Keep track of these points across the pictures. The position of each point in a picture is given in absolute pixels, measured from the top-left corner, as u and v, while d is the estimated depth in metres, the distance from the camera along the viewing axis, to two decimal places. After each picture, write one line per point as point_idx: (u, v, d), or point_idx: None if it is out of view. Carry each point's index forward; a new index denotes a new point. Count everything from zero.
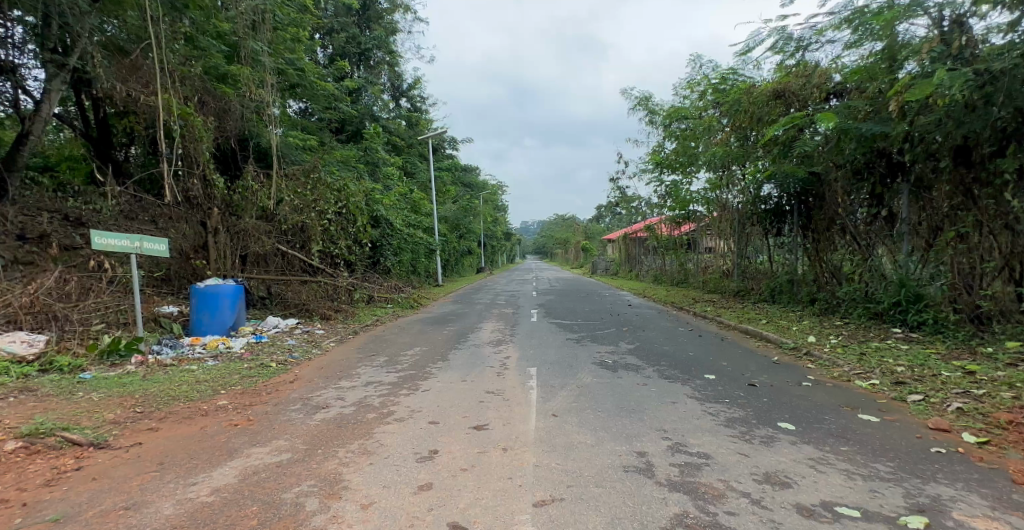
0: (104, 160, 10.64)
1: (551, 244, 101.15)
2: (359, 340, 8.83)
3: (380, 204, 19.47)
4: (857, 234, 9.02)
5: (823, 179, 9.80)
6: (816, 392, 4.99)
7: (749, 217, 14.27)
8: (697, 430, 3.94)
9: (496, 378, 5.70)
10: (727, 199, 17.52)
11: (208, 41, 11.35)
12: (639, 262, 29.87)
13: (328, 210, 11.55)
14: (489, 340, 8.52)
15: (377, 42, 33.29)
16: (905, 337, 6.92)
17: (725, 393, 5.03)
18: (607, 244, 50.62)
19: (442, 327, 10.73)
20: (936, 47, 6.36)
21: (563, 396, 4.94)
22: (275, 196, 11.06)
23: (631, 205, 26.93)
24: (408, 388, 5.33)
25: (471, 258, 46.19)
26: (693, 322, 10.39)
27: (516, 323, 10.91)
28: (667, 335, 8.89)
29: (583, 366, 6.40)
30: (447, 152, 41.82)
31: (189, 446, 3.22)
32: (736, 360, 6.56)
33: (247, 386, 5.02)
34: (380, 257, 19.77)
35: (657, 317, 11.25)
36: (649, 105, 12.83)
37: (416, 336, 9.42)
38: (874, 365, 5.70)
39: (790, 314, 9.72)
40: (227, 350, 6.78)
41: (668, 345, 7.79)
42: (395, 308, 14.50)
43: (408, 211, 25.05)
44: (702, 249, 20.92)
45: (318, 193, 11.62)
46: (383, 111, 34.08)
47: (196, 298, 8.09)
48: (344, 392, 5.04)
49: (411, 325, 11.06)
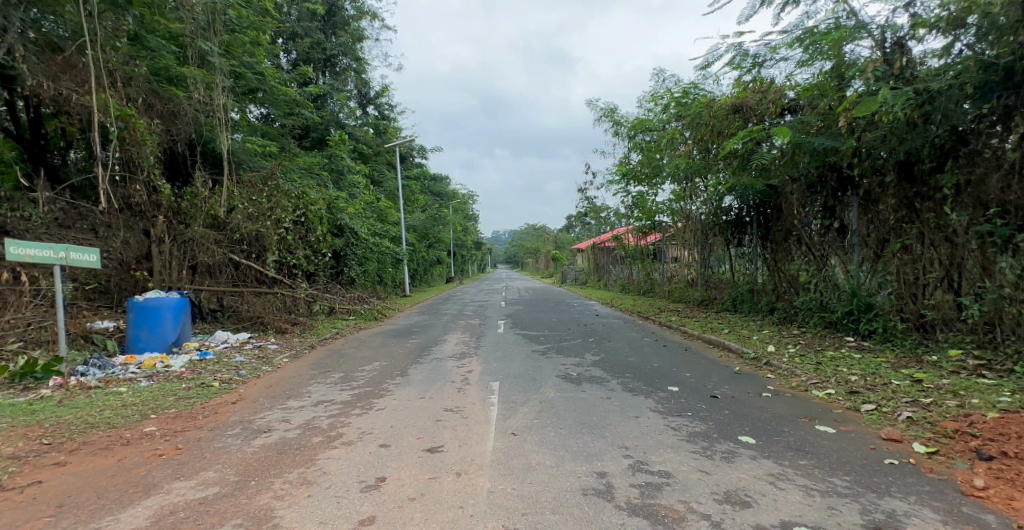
0: (36, 163, 9.95)
1: (521, 254, 101.46)
2: (315, 354, 8.46)
3: (344, 212, 19.01)
4: (812, 244, 9.24)
5: (780, 191, 10.04)
6: (775, 402, 4.96)
7: (711, 228, 14.54)
8: (659, 446, 3.82)
9: (455, 394, 5.48)
10: (690, 210, 17.87)
11: (157, 42, 10.81)
12: (607, 271, 30.13)
13: (284, 219, 11.12)
14: (452, 353, 8.29)
15: (343, 48, 32.82)
16: (857, 345, 7.06)
17: (687, 405, 4.91)
18: (576, 253, 51.06)
19: (404, 339, 10.42)
20: (880, 67, 6.61)
21: (524, 413, 4.76)
22: (228, 203, 10.58)
23: (598, 215, 27.21)
24: (361, 407, 5.04)
25: (440, 267, 45.76)
26: (658, 332, 10.44)
27: (481, 335, 10.72)
28: (631, 345, 8.88)
29: (547, 379, 6.25)
30: (415, 161, 41.42)
31: (98, 484, 2.90)
32: (699, 371, 6.54)
33: (182, 408, 4.81)
34: (344, 267, 19.26)
35: (623, 327, 11.28)
36: (615, 118, 12.91)
37: (376, 349, 9.10)
38: (830, 374, 5.75)
39: (750, 323, 9.86)
40: (165, 372, 6.37)
41: (633, 356, 7.73)
42: (357, 319, 14.07)
43: (374, 220, 24.57)
44: (668, 259, 21.26)
45: (274, 201, 11.19)
46: (349, 119, 33.55)
47: (133, 312, 7.69)
48: (291, 413, 4.79)
49: (372, 338, 10.70)
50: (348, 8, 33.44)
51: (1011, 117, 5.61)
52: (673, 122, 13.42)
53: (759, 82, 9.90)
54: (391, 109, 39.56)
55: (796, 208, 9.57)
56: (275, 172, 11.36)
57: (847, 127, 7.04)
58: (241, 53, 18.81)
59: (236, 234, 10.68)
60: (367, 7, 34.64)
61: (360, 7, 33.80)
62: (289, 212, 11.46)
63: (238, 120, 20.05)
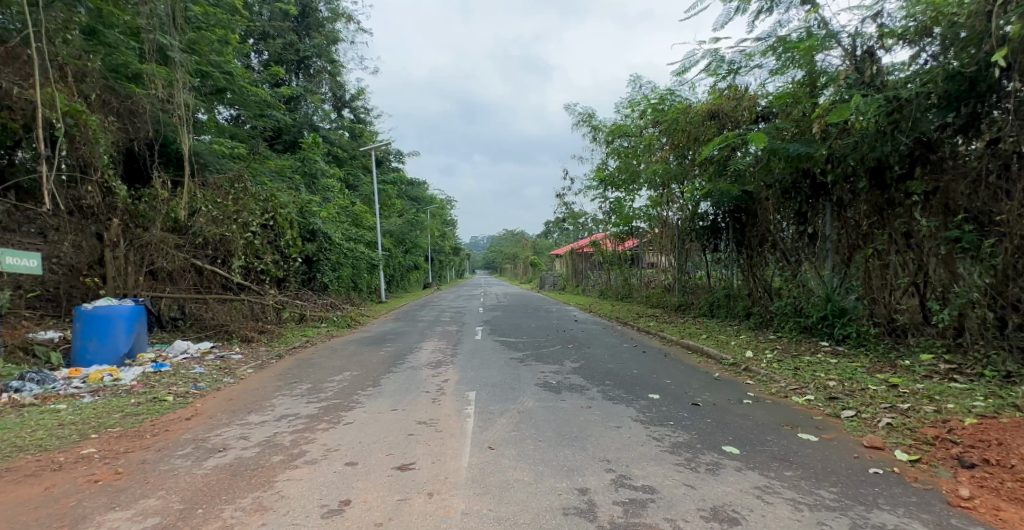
0: None
1: (500, 259, 101.32)
2: (283, 364, 8.06)
3: (316, 217, 18.52)
4: (787, 250, 9.32)
5: (755, 197, 10.13)
6: (756, 409, 4.86)
7: (686, 233, 14.64)
8: (641, 459, 3.65)
9: (430, 406, 5.23)
10: (667, 215, 17.98)
11: (114, 36, 10.32)
12: (585, 277, 30.17)
13: (252, 223, 10.69)
14: (427, 361, 8.02)
15: (317, 50, 32.26)
16: (832, 350, 7.05)
17: (669, 414, 4.78)
18: (555, 259, 51.14)
19: (377, 347, 10.07)
20: (851, 75, 6.67)
21: (502, 425, 4.55)
22: (191, 205, 10.11)
23: (576, 221, 27.26)
24: (328, 421, 4.75)
25: (418, 273, 45.22)
26: (636, 338, 10.37)
27: (458, 342, 10.46)
28: (611, 352, 8.78)
29: (525, 388, 6.06)
30: (392, 165, 40.92)
31: (14, 518, 2.62)
32: (679, 377, 6.45)
33: (128, 426, 4.65)
34: (317, 273, 18.75)
35: (601, 332, 11.20)
36: (592, 123, 12.88)
37: (347, 358, 8.75)
38: (809, 379, 5.61)
39: (727, 328, 9.87)
40: (112, 387, 6.02)
41: (613, 363, 7.60)
42: (330, 327, 13.62)
43: (348, 225, 24.09)
44: (646, 264, 21.36)
45: (241, 204, 10.79)
46: (324, 122, 32.98)
47: (81, 322, 7.26)
48: (251, 429, 4.52)
49: (344, 347, 10.28)
50: (322, 10, 32.95)
51: (973, 125, 5.68)
52: (649, 128, 13.47)
53: (734, 90, 9.98)
54: (367, 113, 39.05)
55: (771, 213, 9.64)
56: (242, 174, 10.94)
57: (820, 134, 7.09)
58: (208, 52, 18.26)
59: (198, 238, 10.22)
60: (342, 9, 34.20)
61: (335, 9, 33.35)
62: (257, 216, 11.03)
63: (205, 121, 19.43)
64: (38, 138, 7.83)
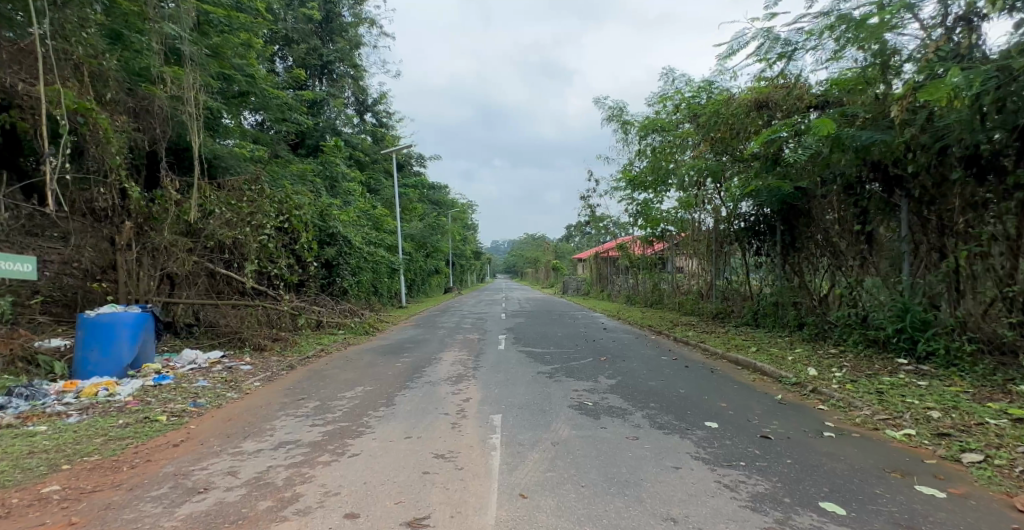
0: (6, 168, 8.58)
1: (522, 264, 100.59)
2: (293, 376, 7.46)
3: (336, 220, 18.16)
4: (850, 253, 8.34)
5: (809, 194, 9.16)
6: (844, 446, 3.99)
7: (724, 235, 13.65)
8: (718, 519, 2.85)
9: (450, 433, 4.52)
10: (700, 217, 17.03)
11: (129, 34, 10.00)
12: (610, 282, 29.26)
13: (269, 224, 10.20)
14: (447, 375, 7.32)
15: (340, 54, 32.26)
16: (915, 370, 6.07)
17: (737, 451, 3.96)
18: (578, 264, 50.28)
19: (395, 357, 9.45)
20: (942, 48, 5.70)
21: (534, 462, 3.80)
22: (206, 207, 9.66)
23: (601, 224, 26.43)
24: (330, 453, 4.06)
25: (439, 278, 44.91)
26: (676, 349, 9.49)
27: (480, 352, 9.76)
28: (649, 366, 7.94)
29: (559, 411, 5.29)
30: (414, 169, 40.74)
31: None
32: (735, 400, 5.59)
33: (108, 454, 4.07)
34: (337, 278, 18.37)
35: (635, 342, 10.37)
36: (625, 118, 12.07)
37: (363, 370, 8.12)
38: (900, 407, 4.71)
39: (779, 341, 8.90)
40: (105, 403, 5.46)
41: (654, 381, 6.76)
42: (348, 333, 13.11)
43: (368, 228, 23.76)
44: (675, 268, 20.37)
45: (256, 205, 10.28)
46: (346, 126, 33.00)
47: (83, 330, 6.73)
48: (242, 462, 3.88)
49: (361, 356, 9.72)
50: (345, 15, 33.03)
51: None
52: (685, 124, 12.59)
53: (783, 78, 9.12)
54: (389, 117, 39.00)
55: (831, 211, 8.66)
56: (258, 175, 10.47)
57: (901, 119, 6.15)
58: (231, 55, 18.18)
59: (211, 241, 9.75)
60: (365, 14, 34.26)
61: (357, 13, 33.42)
62: (274, 217, 10.50)
63: (228, 125, 19.34)
64: (42, 136, 7.42)
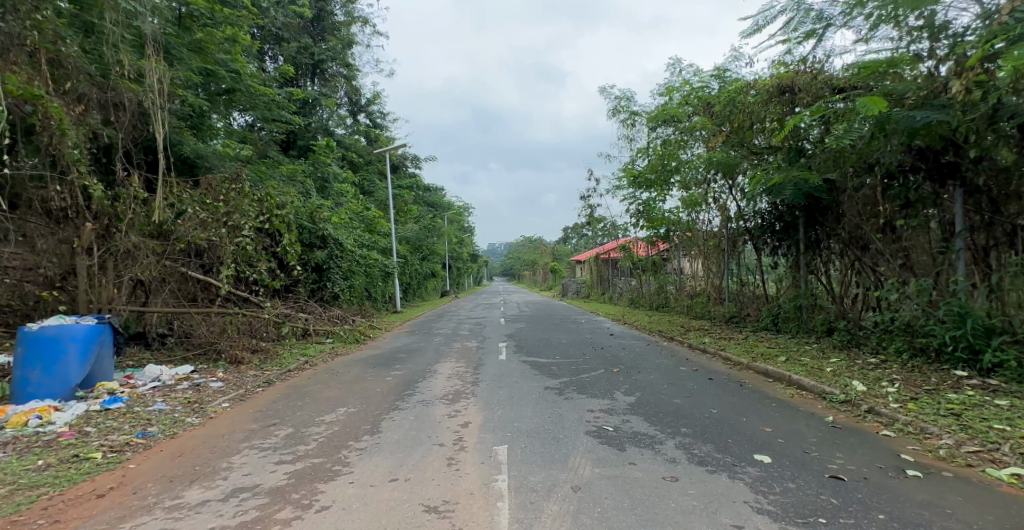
0: None
1: (519, 266, 99.85)
2: (267, 394, 6.59)
3: (327, 222, 17.38)
4: (891, 251, 7.54)
5: (839, 187, 8.35)
6: (942, 492, 3.18)
7: (737, 234, 12.87)
8: None
9: (446, 475, 3.64)
10: (707, 216, 16.31)
11: None
12: (612, 284, 28.50)
13: (248, 224, 9.27)
14: (443, 393, 6.46)
15: (332, 53, 31.45)
16: (983, 386, 5.28)
17: (809, 500, 3.14)
18: (576, 266, 49.67)
19: (386, 370, 8.59)
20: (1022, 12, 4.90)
21: (553, 519, 2.96)
22: (176, 206, 8.69)
23: (602, 225, 25.67)
24: (295, 506, 3.19)
25: (435, 281, 44.08)
26: (694, 358, 8.66)
27: (480, 363, 8.91)
28: (669, 379, 7.11)
29: (576, 441, 4.44)
30: (409, 171, 39.96)
31: None
32: (780, 424, 4.76)
33: (10, 510, 3.12)
34: (328, 282, 17.58)
35: (648, 351, 9.56)
36: (631, 109, 11.29)
37: (349, 386, 7.25)
38: (991, 436, 3.92)
39: (809, 349, 8.11)
40: (32, 436, 4.49)
41: (680, 399, 5.92)
42: (337, 342, 12.27)
43: (361, 231, 22.94)
44: (680, 269, 19.64)
45: (233, 204, 9.34)
46: (339, 127, 32.27)
47: (24, 346, 5.74)
48: (178, 523, 2.99)
49: (349, 368, 8.88)
50: (338, 13, 32.30)
51: None
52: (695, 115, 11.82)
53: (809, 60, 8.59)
54: (383, 118, 38.23)
55: (869, 205, 7.85)
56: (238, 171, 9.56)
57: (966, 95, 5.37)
58: (216, 49, 17.34)
59: (182, 244, 8.84)
60: (358, 12, 33.54)
61: (350, 12, 32.70)
62: (253, 218, 9.54)
63: (214, 124, 18.51)
64: None
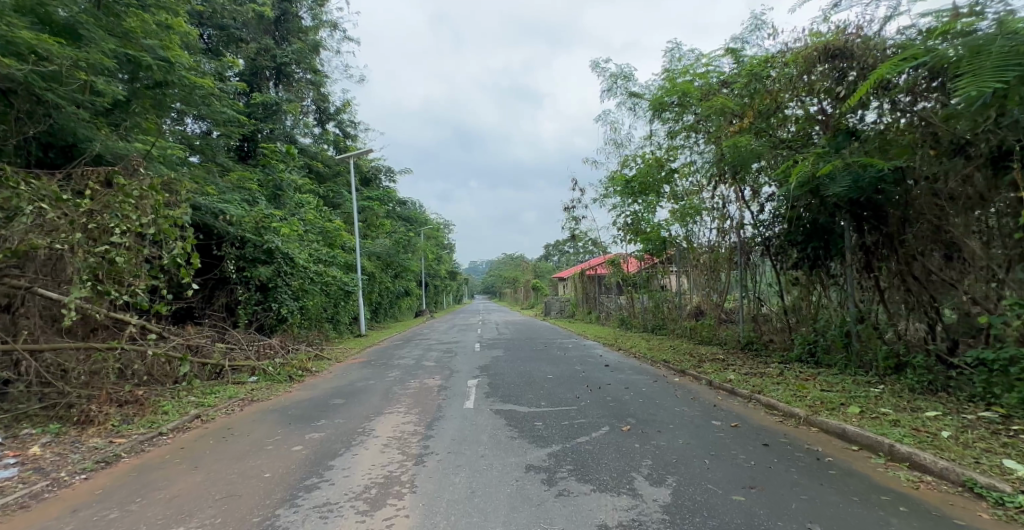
0: None
1: (499, 284, 97.60)
2: (80, 492, 4.12)
3: (275, 234, 16.94)
4: (1000, 260, 5.53)
5: (913, 176, 6.31)
6: None
7: (754, 245, 10.83)
8: None
9: None
10: (709, 227, 14.44)
11: None
12: (598, 302, 26.48)
13: (121, 228, 6.71)
14: (364, 484, 4.06)
15: (297, 56, 29.25)
16: None
17: None
18: (559, 284, 47.65)
19: (303, 429, 6.14)
20: None
21: None
22: (10, 202, 6.18)
23: (587, 239, 23.64)
24: None
25: (410, 300, 41.48)
26: (724, 407, 6.44)
27: (438, 416, 6.51)
28: (706, 447, 4.83)
29: None
30: (381, 183, 37.60)
31: None
32: None
33: None
34: (273, 303, 16.64)
35: (659, 394, 7.34)
36: (630, 90, 9.23)
37: (229, 465, 4.79)
38: None
39: (883, 394, 5.97)
40: None
41: (742, 495, 3.65)
42: (263, 381, 9.77)
43: (320, 245, 20.47)
44: (675, 287, 17.65)
45: (101, 201, 6.80)
46: (302, 135, 29.96)
47: None
48: None
49: (255, 426, 6.40)
50: (303, 17, 30.30)
51: None
52: (686, 117, 10.25)
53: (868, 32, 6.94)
54: (354, 128, 36.03)
55: (965, 198, 5.82)
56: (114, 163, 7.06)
57: None
58: (145, 35, 14.79)
59: (17, 254, 6.30)
60: (325, 17, 31.64)
61: (318, 15, 30.77)
62: (133, 221, 6.96)
63: (147, 123, 16.05)
64: None
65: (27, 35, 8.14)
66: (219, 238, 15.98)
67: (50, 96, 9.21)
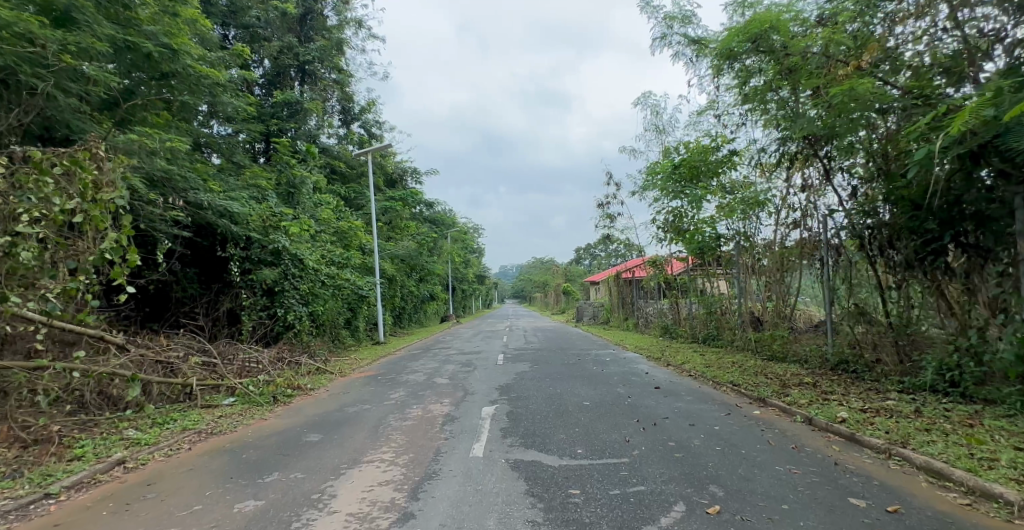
0: None
1: (529, 289, 95.62)
2: None
3: (284, 234, 15.68)
4: None
5: None
6: None
7: (844, 237, 8.56)
8: None
9: None
10: (776, 220, 12.15)
11: None
12: (635, 308, 24.24)
13: (32, 214, 5.21)
14: None
15: (320, 54, 28.27)
16: None
17: None
18: (592, 288, 45.37)
19: (245, 489, 4.36)
20: None
21: None
22: None
23: (623, 240, 21.43)
24: None
25: (435, 305, 39.96)
26: (855, 465, 4.32)
27: (435, 471, 4.62)
28: None
29: None
30: (407, 185, 36.25)
31: None
32: None
33: None
34: (279, 308, 15.25)
35: (744, 440, 5.26)
36: (690, 37, 7.20)
37: None
38: None
39: None
40: None
41: None
42: (242, 404, 8.17)
43: (335, 247, 19.09)
44: (726, 291, 15.34)
45: (15, 182, 5.42)
46: (324, 135, 28.91)
47: None
48: None
49: (182, 483, 4.64)
50: (328, 15, 29.40)
51: None
52: (753, 78, 8.08)
53: None
54: (379, 128, 34.92)
55: None
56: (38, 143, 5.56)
57: None
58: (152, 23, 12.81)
59: None
60: (349, 14, 30.60)
61: (342, 13, 29.84)
62: (53, 207, 5.47)
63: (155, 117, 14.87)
64: None
65: (5, 12, 7.12)
66: (224, 237, 15.12)
67: (37, 84, 8.09)
